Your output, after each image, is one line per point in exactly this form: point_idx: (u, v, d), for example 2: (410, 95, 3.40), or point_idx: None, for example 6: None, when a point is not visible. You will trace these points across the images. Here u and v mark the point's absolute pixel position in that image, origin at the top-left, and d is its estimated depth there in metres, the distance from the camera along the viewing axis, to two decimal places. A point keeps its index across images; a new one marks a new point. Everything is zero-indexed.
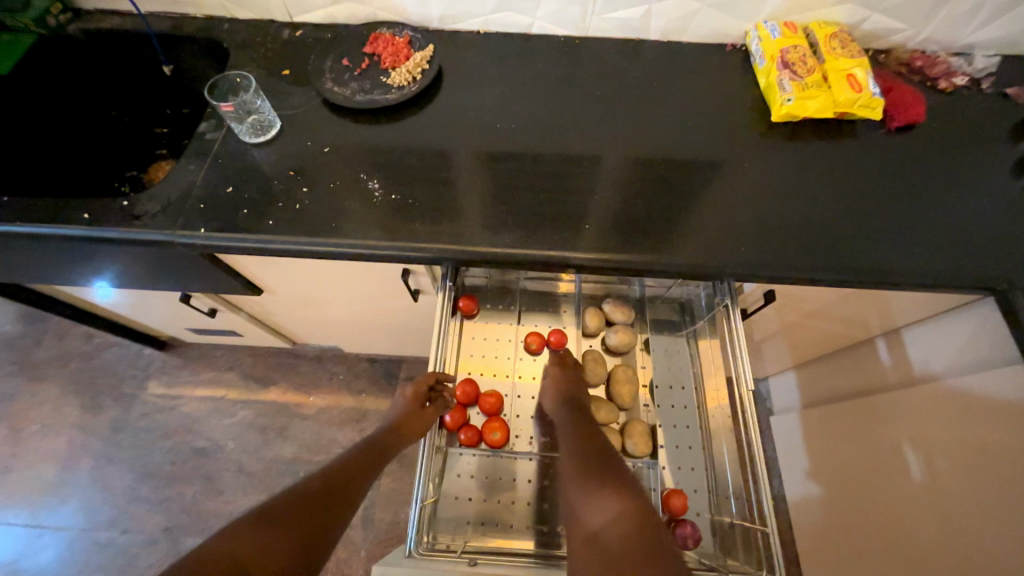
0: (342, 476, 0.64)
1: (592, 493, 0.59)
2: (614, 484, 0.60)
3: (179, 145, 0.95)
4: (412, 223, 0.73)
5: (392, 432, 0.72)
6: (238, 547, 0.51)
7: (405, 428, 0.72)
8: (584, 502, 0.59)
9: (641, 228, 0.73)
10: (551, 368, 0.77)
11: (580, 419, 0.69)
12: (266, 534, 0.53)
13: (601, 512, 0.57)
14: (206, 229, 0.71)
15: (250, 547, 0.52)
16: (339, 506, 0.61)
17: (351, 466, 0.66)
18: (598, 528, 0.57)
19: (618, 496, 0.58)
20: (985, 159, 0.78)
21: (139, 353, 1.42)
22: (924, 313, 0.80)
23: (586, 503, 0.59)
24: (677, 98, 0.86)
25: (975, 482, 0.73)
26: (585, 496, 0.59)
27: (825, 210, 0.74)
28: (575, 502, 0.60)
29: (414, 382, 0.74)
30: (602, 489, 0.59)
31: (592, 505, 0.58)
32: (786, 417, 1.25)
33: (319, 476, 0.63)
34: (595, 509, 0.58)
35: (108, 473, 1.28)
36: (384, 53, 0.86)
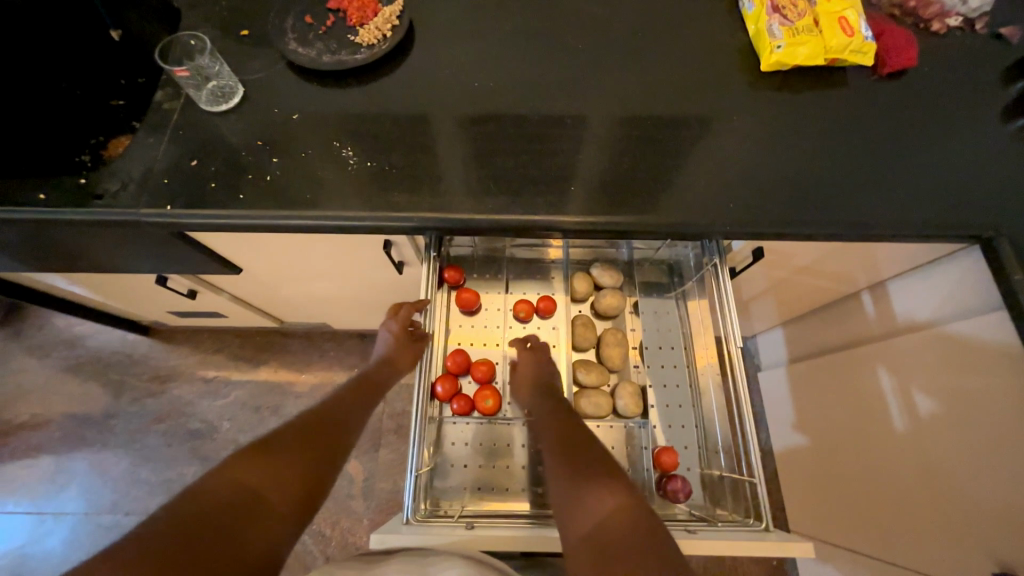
0: (332, 414, 0.65)
1: (585, 492, 0.57)
2: (603, 483, 0.58)
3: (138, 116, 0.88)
4: (391, 192, 0.70)
5: (384, 367, 0.73)
6: (252, 473, 0.54)
7: (396, 360, 0.74)
8: (578, 503, 0.56)
9: (629, 187, 0.71)
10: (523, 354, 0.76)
11: (559, 410, 0.68)
12: (260, 470, 0.54)
13: (597, 511, 0.55)
14: (174, 207, 0.67)
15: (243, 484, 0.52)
16: (334, 437, 0.63)
17: (347, 400, 0.69)
18: (590, 529, 0.53)
19: (611, 492, 0.57)
20: (975, 104, 0.76)
21: (123, 339, 1.39)
22: (910, 264, 0.80)
23: (580, 504, 0.56)
24: (664, 50, 0.82)
25: (957, 424, 0.75)
26: (574, 499, 0.57)
27: (814, 163, 0.72)
28: (564, 505, 0.57)
29: (396, 317, 0.76)
30: (591, 489, 0.57)
31: (586, 505, 0.56)
32: (773, 372, 1.28)
33: (316, 412, 0.65)
34: (590, 508, 0.55)
35: (106, 458, 1.28)
36: (350, 9, 0.80)
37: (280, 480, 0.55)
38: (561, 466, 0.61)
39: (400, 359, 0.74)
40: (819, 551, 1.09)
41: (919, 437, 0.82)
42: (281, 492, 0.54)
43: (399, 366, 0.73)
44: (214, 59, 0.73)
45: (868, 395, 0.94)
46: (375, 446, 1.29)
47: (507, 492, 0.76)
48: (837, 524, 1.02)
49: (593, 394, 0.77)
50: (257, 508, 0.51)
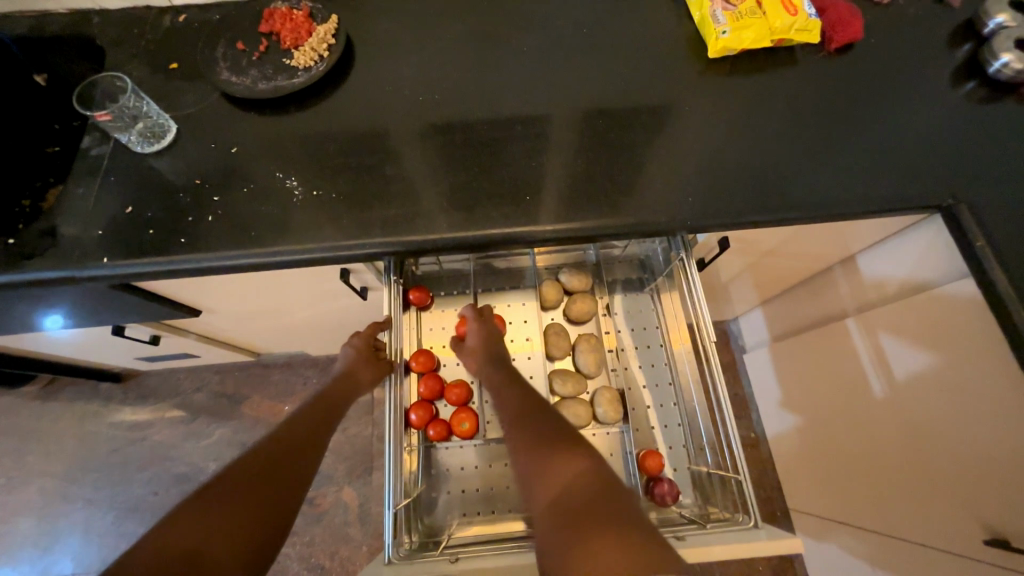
0: (294, 439, 0.60)
1: (544, 456, 0.56)
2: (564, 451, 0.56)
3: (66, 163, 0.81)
4: (340, 219, 0.67)
5: (347, 382, 0.70)
6: (190, 530, 0.47)
7: (357, 375, 0.70)
8: (539, 476, 0.55)
9: (587, 190, 0.69)
10: (472, 322, 0.73)
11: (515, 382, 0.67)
12: (211, 516, 0.49)
13: (560, 475, 0.54)
14: (111, 259, 0.64)
15: (194, 535, 0.47)
16: (298, 463, 0.58)
17: (303, 427, 0.63)
18: (555, 497, 0.52)
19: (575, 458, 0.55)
20: (923, 71, 0.76)
21: (95, 389, 1.34)
22: (875, 238, 0.80)
23: (540, 468, 0.55)
24: (610, 44, 0.80)
25: (934, 392, 0.75)
26: (538, 469, 0.55)
27: (769, 147, 0.71)
28: (529, 475, 0.56)
29: (361, 334, 0.75)
30: (553, 458, 0.56)
31: (549, 471, 0.55)
32: (757, 353, 1.28)
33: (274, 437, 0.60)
34: (549, 472, 0.54)
35: (89, 515, 1.23)
36: (283, 30, 0.76)
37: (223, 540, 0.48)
38: (521, 433, 0.60)
39: (362, 372, 0.71)
40: (816, 526, 1.09)
41: (900, 405, 0.82)
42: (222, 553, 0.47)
43: (361, 382, 0.70)
44: (139, 98, 0.69)
45: (848, 370, 0.94)
46: (368, 469, 1.27)
47: (495, 514, 0.74)
48: (831, 499, 1.02)
49: (574, 403, 0.76)
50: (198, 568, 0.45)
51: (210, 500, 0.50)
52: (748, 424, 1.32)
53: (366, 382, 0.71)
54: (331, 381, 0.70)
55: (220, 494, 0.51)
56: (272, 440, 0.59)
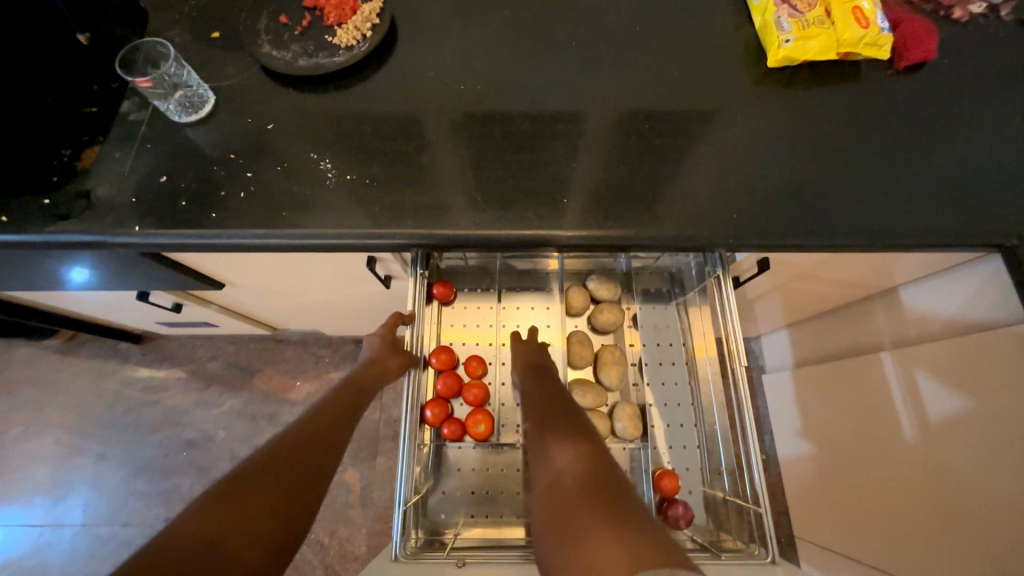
0: (316, 431, 0.59)
1: (552, 447, 0.57)
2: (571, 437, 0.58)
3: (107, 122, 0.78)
4: (372, 206, 0.66)
5: (372, 369, 0.69)
6: (214, 512, 0.47)
7: (383, 363, 0.69)
8: (546, 458, 0.56)
9: (626, 197, 0.67)
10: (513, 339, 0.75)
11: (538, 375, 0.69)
12: (234, 499, 0.49)
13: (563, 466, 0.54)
14: (142, 227, 0.63)
15: (218, 516, 0.47)
16: (319, 454, 0.57)
17: (326, 419, 0.62)
18: (555, 476, 0.54)
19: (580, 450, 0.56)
20: (997, 99, 0.71)
21: (115, 348, 1.37)
22: (924, 272, 0.76)
23: (547, 457, 0.56)
24: (663, 45, 0.77)
25: (969, 438, 0.72)
26: (546, 451, 0.57)
27: (823, 168, 0.67)
28: (538, 456, 0.58)
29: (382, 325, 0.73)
30: (560, 442, 0.57)
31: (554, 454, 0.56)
32: (777, 375, 1.24)
33: (297, 427, 0.60)
34: (553, 461, 0.55)
35: (101, 470, 1.27)
36: (327, 6, 0.74)
37: (247, 524, 0.48)
38: (536, 427, 0.61)
39: (389, 361, 0.70)
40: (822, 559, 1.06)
41: (930, 447, 0.78)
42: (245, 538, 0.47)
43: (388, 372, 0.69)
44: (180, 66, 0.68)
45: (876, 405, 0.91)
46: (373, 453, 1.28)
47: (501, 518, 0.73)
48: (842, 534, 0.99)
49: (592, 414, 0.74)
50: (217, 553, 0.45)
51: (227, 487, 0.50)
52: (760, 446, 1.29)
53: (394, 370, 0.70)
54: (356, 369, 0.70)
55: (238, 481, 0.51)
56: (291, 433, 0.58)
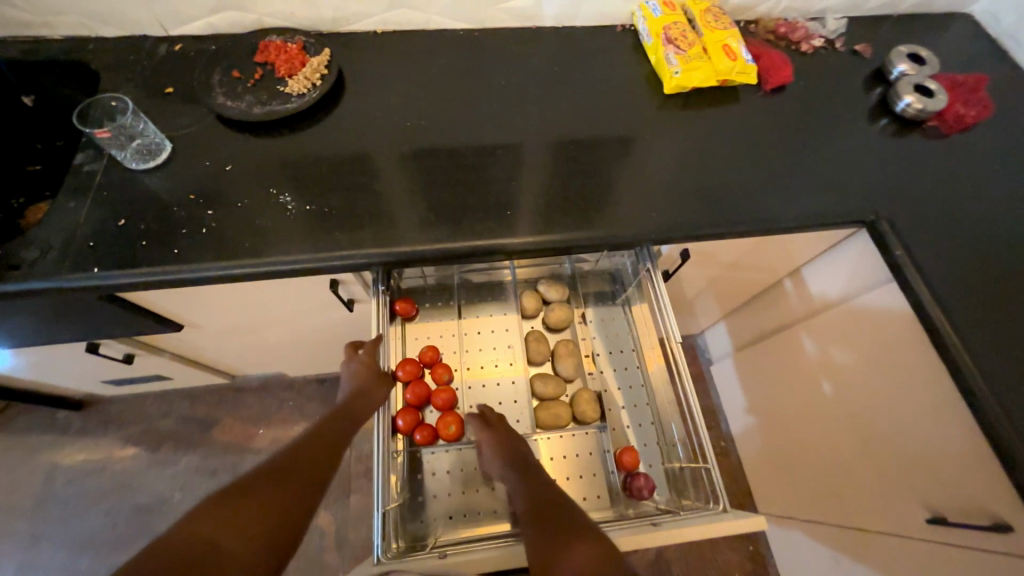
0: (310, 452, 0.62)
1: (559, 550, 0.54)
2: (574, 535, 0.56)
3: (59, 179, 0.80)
4: (333, 232, 0.71)
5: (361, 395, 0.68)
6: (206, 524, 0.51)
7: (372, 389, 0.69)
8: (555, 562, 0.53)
9: (562, 208, 0.76)
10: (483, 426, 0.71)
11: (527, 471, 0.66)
12: (225, 513, 0.52)
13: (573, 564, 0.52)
14: (101, 269, 0.65)
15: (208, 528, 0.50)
16: (310, 473, 0.60)
17: (320, 443, 0.64)
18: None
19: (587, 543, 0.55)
20: (844, 109, 0.88)
21: (51, 418, 1.27)
22: (816, 250, 0.89)
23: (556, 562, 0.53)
24: (580, 81, 0.90)
25: (880, 388, 0.82)
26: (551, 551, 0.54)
27: (720, 171, 0.81)
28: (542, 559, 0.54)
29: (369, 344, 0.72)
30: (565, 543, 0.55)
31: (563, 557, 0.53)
32: (722, 363, 1.35)
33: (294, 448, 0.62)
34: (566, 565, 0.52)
35: (36, 554, 1.15)
36: (277, 61, 0.81)
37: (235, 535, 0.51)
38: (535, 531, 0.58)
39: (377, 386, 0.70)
40: (785, 529, 1.14)
41: (850, 401, 0.89)
42: (232, 547, 0.50)
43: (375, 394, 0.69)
44: (137, 117, 0.72)
45: (802, 374, 1.01)
46: (345, 493, 1.24)
47: (479, 515, 0.76)
48: (796, 497, 1.07)
49: (554, 404, 0.81)
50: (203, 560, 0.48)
51: (218, 502, 0.53)
52: (719, 433, 1.38)
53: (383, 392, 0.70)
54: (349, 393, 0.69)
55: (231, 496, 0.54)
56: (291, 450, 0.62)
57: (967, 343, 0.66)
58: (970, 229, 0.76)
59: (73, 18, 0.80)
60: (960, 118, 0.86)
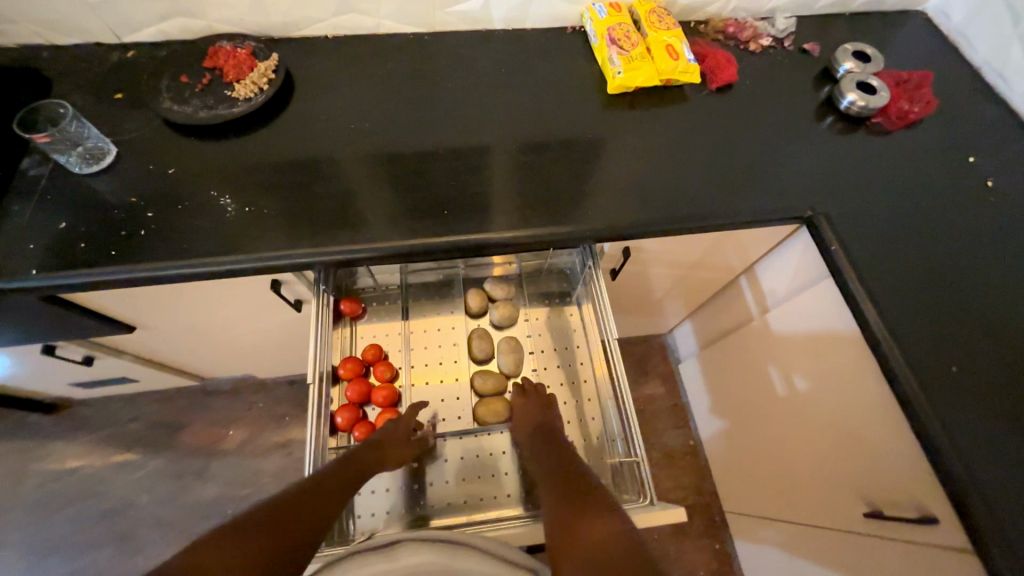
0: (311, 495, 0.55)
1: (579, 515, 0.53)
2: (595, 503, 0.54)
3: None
4: (269, 233, 0.72)
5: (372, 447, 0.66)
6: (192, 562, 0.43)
7: (389, 449, 0.68)
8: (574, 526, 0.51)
9: (501, 206, 0.77)
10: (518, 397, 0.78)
11: (554, 444, 0.67)
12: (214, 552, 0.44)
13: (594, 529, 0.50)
14: (40, 270, 0.67)
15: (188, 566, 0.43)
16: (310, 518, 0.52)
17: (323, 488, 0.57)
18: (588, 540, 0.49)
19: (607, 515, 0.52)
20: (789, 107, 0.89)
21: (23, 422, 1.29)
22: (762, 249, 0.90)
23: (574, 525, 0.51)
24: (528, 82, 0.91)
25: (821, 384, 0.83)
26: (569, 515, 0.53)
27: (662, 170, 0.81)
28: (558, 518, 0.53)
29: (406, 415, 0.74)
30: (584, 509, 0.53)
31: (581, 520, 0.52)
32: (688, 363, 1.36)
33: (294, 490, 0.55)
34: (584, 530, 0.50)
35: (3, 557, 1.16)
36: (226, 66, 0.83)
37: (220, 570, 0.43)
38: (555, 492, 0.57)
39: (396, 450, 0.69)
40: (746, 526, 1.15)
41: (797, 398, 0.90)
42: None
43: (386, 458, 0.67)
44: (81, 124, 0.74)
45: (755, 372, 1.02)
46: None
47: (442, 507, 0.76)
48: (757, 497, 1.07)
49: (493, 400, 0.81)
50: None
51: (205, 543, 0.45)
52: (687, 432, 1.38)
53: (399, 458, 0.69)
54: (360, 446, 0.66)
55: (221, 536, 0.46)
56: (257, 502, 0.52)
57: (890, 330, 0.68)
58: (905, 225, 0.77)
59: (26, 27, 0.81)
60: (903, 115, 0.86)
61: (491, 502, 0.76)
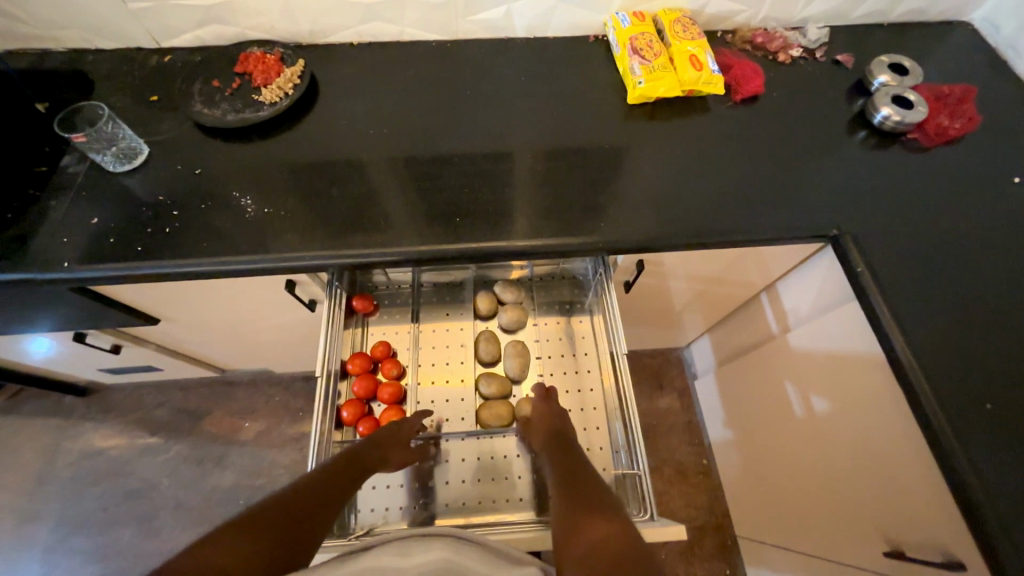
0: (312, 492, 0.56)
1: (587, 517, 0.51)
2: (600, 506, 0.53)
3: (25, 195, 0.76)
4: (285, 234, 0.74)
5: (374, 450, 0.66)
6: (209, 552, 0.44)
7: (389, 451, 0.68)
8: (580, 525, 0.50)
9: (513, 214, 0.77)
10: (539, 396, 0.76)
11: (564, 449, 0.65)
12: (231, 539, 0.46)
13: (599, 529, 0.48)
14: (71, 264, 0.70)
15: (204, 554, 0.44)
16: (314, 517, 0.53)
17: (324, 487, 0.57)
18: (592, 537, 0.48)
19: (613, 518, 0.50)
20: (820, 120, 0.85)
21: (58, 403, 1.36)
22: (786, 266, 0.86)
23: (580, 525, 0.50)
24: (547, 90, 0.91)
25: (843, 410, 0.79)
26: (574, 515, 0.52)
27: (680, 182, 0.79)
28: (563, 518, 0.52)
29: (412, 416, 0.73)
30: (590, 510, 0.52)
31: (588, 522, 0.50)
32: (705, 378, 1.32)
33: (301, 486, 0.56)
34: (589, 528, 0.49)
35: (33, 530, 1.22)
36: (255, 71, 0.86)
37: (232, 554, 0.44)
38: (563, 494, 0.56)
39: (395, 450, 0.69)
40: (761, 552, 1.10)
41: (816, 422, 0.86)
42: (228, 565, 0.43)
43: (387, 460, 0.67)
44: (115, 125, 0.77)
45: (774, 393, 0.98)
46: None
47: (446, 507, 0.76)
48: (772, 524, 1.02)
49: (496, 402, 0.81)
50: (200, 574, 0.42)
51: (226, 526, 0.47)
52: (701, 450, 1.34)
53: (396, 460, 0.69)
54: (361, 444, 0.66)
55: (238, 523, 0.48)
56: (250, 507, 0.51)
57: (917, 357, 0.65)
58: (940, 248, 0.73)
59: (75, 33, 0.86)
60: (943, 131, 0.82)
61: (495, 507, 0.76)
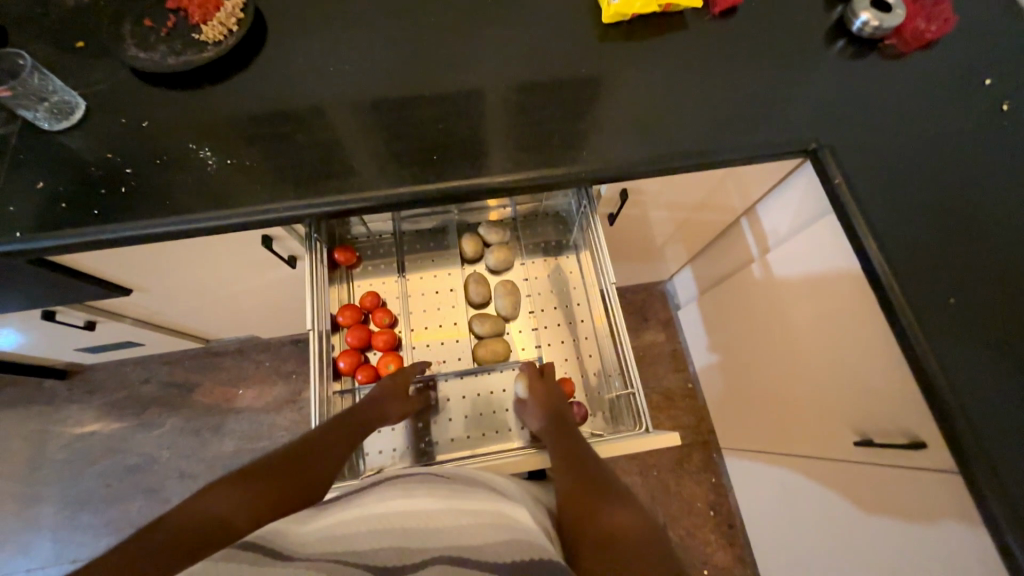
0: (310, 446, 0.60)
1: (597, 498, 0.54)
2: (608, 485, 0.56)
3: None
4: (253, 186, 0.70)
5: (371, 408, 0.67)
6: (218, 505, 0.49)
7: (386, 404, 0.69)
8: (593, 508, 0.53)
9: (492, 149, 0.74)
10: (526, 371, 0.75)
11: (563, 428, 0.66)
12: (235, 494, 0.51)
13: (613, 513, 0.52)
14: (23, 234, 0.65)
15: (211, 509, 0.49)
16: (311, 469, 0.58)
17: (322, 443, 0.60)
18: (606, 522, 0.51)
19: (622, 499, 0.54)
20: (799, 30, 0.83)
21: (38, 388, 1.32)
22: (766, 186, 0.87)
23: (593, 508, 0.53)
24: (516, 12, 0.84)
25: (820, 322, 0.83)
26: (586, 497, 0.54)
27: (659, 105, 0.77)
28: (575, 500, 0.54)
29: (405, 371, 0.73)
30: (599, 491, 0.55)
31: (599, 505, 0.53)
32: (689, 307, 1.36)
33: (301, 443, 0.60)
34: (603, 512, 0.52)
35: (39, 511, 1.23)
36: (190, 6, 0.77)
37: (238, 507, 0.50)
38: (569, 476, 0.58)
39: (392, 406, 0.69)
40: (743, 460, 1.20)
41: (795, 335, 0.90)
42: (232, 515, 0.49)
43: (387, 414, 0.68)
44: (42, 76, 0.69)
45: (755, 313, 1.02)
46: None
47: (450, 442, 0.79)
48: (755, 433, 1.11)
49: (490, 341, 0.83)
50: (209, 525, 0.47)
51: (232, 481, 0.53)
52: (686, 376, 1.42)
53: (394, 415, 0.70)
54: (358, 403, 0.67)
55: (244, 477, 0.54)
56: (259, 459, 0.58)
57: (889, 261, 0.68)
58: (912, 157, 0.74)
59: None
60: (919, 35, 0.81)
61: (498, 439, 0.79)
